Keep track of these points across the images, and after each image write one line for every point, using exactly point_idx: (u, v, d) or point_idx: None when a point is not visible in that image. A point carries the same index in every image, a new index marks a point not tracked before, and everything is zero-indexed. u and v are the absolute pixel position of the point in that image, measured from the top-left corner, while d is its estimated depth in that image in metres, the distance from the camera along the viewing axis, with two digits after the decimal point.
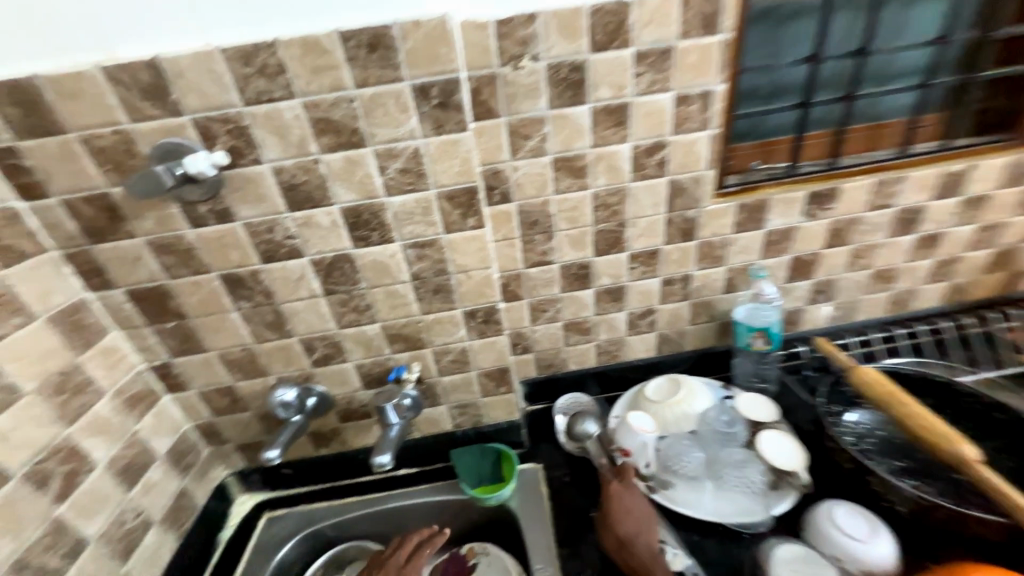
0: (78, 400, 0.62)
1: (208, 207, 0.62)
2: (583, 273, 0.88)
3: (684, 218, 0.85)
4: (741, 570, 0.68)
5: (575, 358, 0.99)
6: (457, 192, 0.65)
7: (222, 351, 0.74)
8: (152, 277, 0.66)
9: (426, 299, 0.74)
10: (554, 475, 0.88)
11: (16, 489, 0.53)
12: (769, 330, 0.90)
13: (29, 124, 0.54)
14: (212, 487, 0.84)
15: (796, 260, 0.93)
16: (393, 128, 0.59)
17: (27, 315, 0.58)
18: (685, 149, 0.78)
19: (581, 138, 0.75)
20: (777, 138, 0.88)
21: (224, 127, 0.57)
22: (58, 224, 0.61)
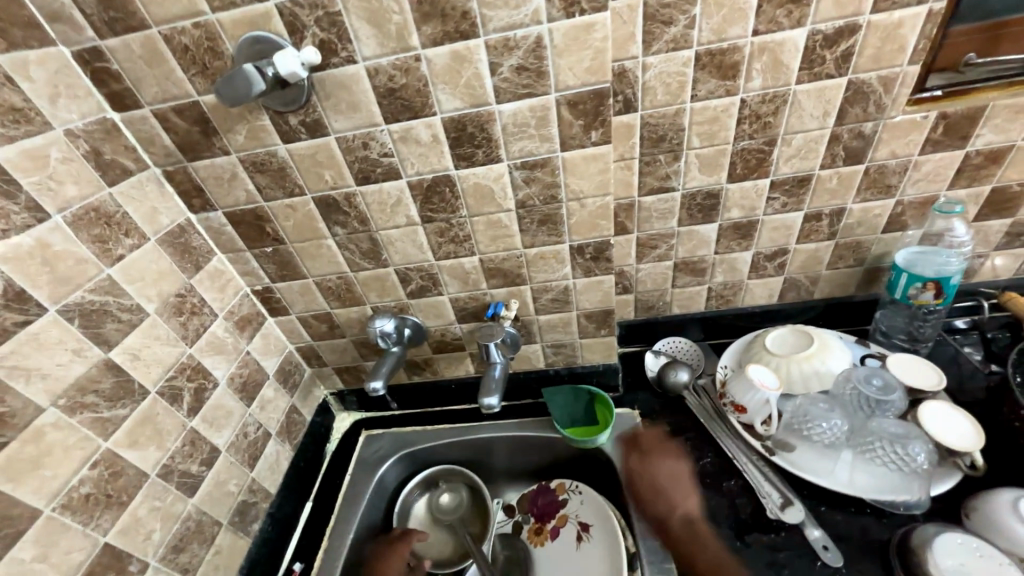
0: (195, 321, 0.63)
1: (298, 118, 0.55)
2: (709, 203, 0.74)
3: (857, 134, 0.66)
4: (882, 550, 0.60)
5: (679, 301, 0.88)
6: (583, 97, 0.52)
7: (320, 278, 0.72)
8: (249, 198, 0.62)
9: (531, 230, 0.65)
10: (654, 423, 0.82)
11: (154, 403, 0.55)
12: (945, 280, 0.71)
13: (111, 18, 0.48)
14: (316, 404, 0.89)
15: (1000, 191, 0.71)
16: (512, 10, 0.47)
17: (139, 236, 0.56)
18: (884, 35, 0.57)
19: (740, 22, 0.57)
20: (1010, 19, 0.63)
21: (314, 15, 0.47)
22: (154, 139, 0.57)
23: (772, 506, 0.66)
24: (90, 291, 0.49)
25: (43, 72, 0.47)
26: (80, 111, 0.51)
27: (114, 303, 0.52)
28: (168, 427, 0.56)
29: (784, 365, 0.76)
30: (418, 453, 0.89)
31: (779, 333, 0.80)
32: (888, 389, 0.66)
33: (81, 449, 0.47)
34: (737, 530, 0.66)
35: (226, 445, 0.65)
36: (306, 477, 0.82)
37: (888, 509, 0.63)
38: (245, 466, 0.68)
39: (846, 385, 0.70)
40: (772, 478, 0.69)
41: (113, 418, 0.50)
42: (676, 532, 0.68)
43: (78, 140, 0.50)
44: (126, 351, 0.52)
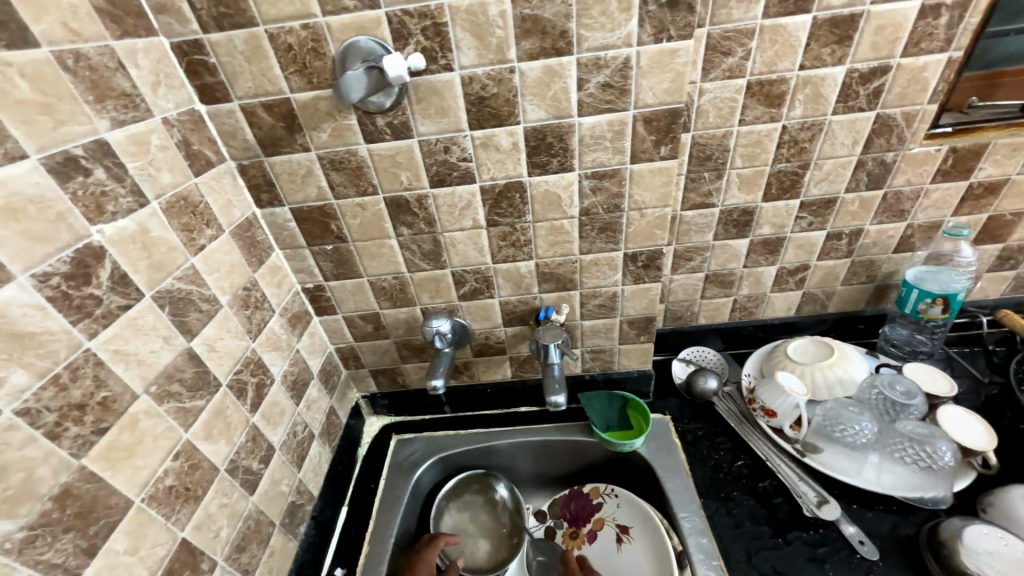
0: (258, 316, 0.62)
1: (385, 120, 0.57)
2: (744, 219, 0.80)
3: (879, 162, 0.73)
4: (912, 544, 0.65)
5: (706, 312, 0.93)
6: (659, 114, 0.57)
7: (374, 278, 0.73)
8: (320, 195, 0.63)
9: (589, 238, 0.68)
10: (686, 427, 0.86)
11: (225, 396, 0.54)
12: (952, 296, 0.78)
13: (220, 14, 0.49)
14: (349, 407, 0.88)
15: (995, 219, 0.80)
16: (607, 32, 0.51)
17: (217, 228, 0.56)
18: (910, 77, 0.65)
19: (789, 57, 0.63)
20: (1011, 68, 0.71)
21: (421, 24, 0.50)
22: (235, 133, 0.57)
23: (808, 504, 0.71)
24: (178, 279, 0.49)
25: (147, 60, 0.48)
26: (174, 101, 0.51)
27: (196, 292, 0.51)
28: (236, 422, 0.56)
29: (809, 372, 0.81)
30: (452, 458, 0.89)
31: (801, 343, 0.86)
32: (910, 395, 0.73)
33: (167, 439, 0.46)
34: (778, 528, 0.69)
35: (281, 443, 0.64)
36: (342, 481, 0.81)
37: (913, 506, 0.69)
38: (294, 466, 0.67)
39: (870, 390, 0.76)
40: (807, 479, 0.73)
41: (192, 409, 0.49)
42: (722, 531, 0.71)
43: (172, 129, 0.51)
44: (205, 341, 0.52)
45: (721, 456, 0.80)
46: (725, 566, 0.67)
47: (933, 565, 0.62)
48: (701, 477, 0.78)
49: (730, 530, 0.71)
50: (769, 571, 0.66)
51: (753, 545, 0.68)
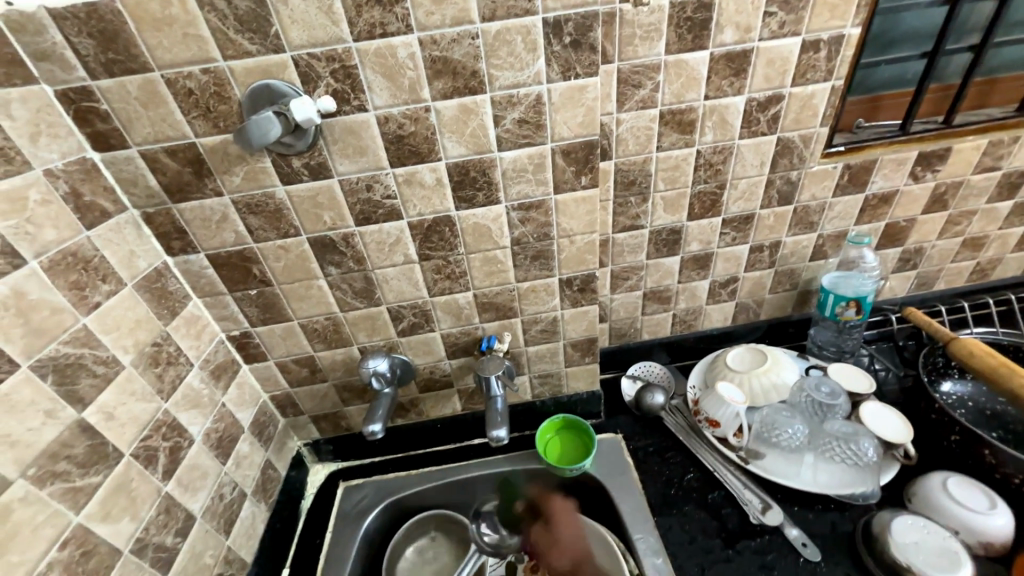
0: (172, 372, 0.57)
1: (302, 161, 0.56)
2: (673, 238, 0.83)
3: (786, 180, 0.79)
4: (851, 540, 0.69)
5: (648, 328, 0.95)
6: (576, 146, 0.59)
7: (305, 321, 0.70)
8: (238, 240, 0.60)
9: (524, 266, 0.69)
10: (638, 445, 0.86)
11: (129, 468, 0.50)
12: (863, 299, 0.85)
13: (109, 60, 0.47)
14: (290, 458, 0.82)
15: (892, 226, 0.88)
16: (517, 72, 0.53)
17: (116, 282, 0.52)
18: (802, 104, 0.71)
19: (695, 89, 0.68)
20: (884, 93, 0.81)
21: (329, 67, 0.50)
22: (137, 180, 0.54)
23: (754, 511, 0.73)
24: (65, 343, 0.45)
25: (24, 110, 0.45)
26: (60, 151, 0.48)
27: (89, 355, 0.47)
28: (143, 495, 0.51)
29: (746, 380, 0.84)
30: (404, 501, 0.84)
31: (737, 352, 0.89)
32: (835, 395, 0.77)
33: (51, 526, 0.41)
34: (728, 539, 0.71)
35: (203, 510, 0.59)
36: (283, 540, 0.75)
37: (848, 503, 0.73)
38: (222, 533, 0.62)
39: (800, 392, 0.80)
40: (752, 487, 0.76)
41: (85, 488, 0.45)
42: None
43: (58, 181, 0.47)
44: (101, 410, 0.47)
45: (672, 471, 0.81)
46: None
47: (870, 561, 0.65)
48: (655, 495, 0.78)
49: (685, 546, 0.72)
50: None
51: (706, 560, 0.70)
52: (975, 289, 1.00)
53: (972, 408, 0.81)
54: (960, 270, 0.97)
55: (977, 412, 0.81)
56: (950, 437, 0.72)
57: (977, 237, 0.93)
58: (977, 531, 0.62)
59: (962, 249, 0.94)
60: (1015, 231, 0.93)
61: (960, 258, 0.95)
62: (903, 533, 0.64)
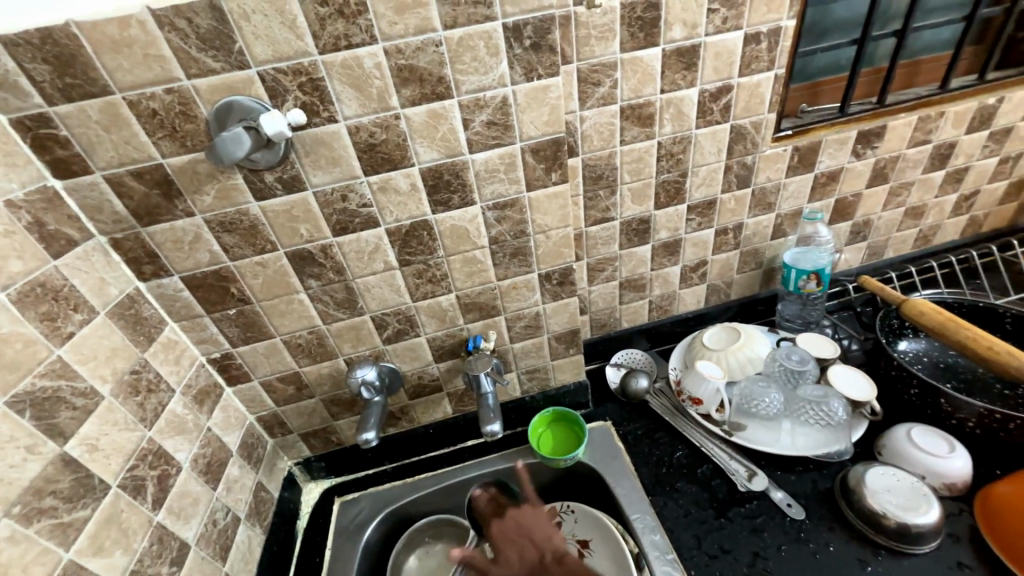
0: (154, 399, 0.56)
1: (274, 175, 0.56)
2: (643, 227, 0.86)
3: (743, 165, 0.84)
4: (832, 495, 0.73)
5: (628, 316, 0.98)
6: (544, 144, 0.61)
7: (288, 336, 0.69)
8: (213, 259, 0.60)
9: (503, 264, 0.70)
10: (627, 430, 0.89)
11: (117, 500, 0.49)
12: (821, 271, 0.90)
13: (66, 85, 0.46)
14: (281, 478, 0.80)
15: (841, 201, 0.94)
16: (482, 76, 0.55)
17: (88, 311, 0.51)
18: (749, 93, 0.76)
19: (651, 84, 0.72)
20: (823, 79, 0.87)
21: (296, 80, 0.50)
22: (102, 205, 0.53)
23: (741, 479, 0.77)
24: (41, 376, 0.44)
25: None
26: (19, 181, 0.47)
27: (66, 388, 0.47)
28: (134, 525, 0.50)
29: (724, 357, 0.88)
30: (402, 509, 0.84)
31: (712, 331, 0.93)
32: (804, 361, 0.82)
33: (42, 564, 0.41)
34: (719, 509, 0.75)
35: (196, 537, 0.58)
36: (281, 562, 0.73)
37: (824, 461, 0.77)
38: (218, 560, 0.61)
39: (773, 362, 0.85)
40: (737, 456, 0.80)
41: (74, 522, 0.44)
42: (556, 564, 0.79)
43: (20, 212, 0.46)
44: (83, 442, 0.47)
45: (662, 451, 0.84)
46: (679, 557, 0.70)
47: (849, 512, 0.70)
48: (647, 475, 0.81)
49: (680, 520, 0.74)
50: (717, 551, 0.70)
51: (700, 531, 0.73)
52: (921, 255, 1.08)
53: (927, 362, 0.88)
54: (905, 238, 1.05)
55: (933, 365, 0.87)
56: (909, 390, 0.77)
57: (917, 206, 1.00)
58: (939, 473, 0.69)
59: (906, 219, 1.01)
60: (949, 198, 1.01)
61: (905, 227, 1.03)
62: (877, 485, 0.68)
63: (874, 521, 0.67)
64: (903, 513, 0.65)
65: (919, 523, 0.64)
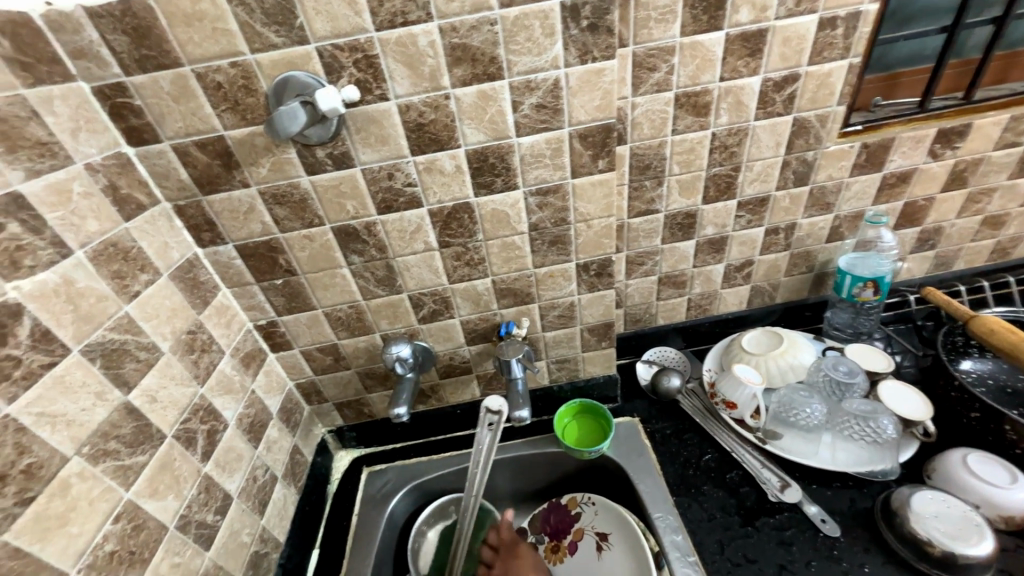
0: (206, 359, 0.60)
1: (326, 151, 0.57)
2: (688, 222, 0.83)
3: (802, 161, 0.79)
4: (871, 516, 0.70)
5: (664, 313, 0.95)
6: (593, 130, 0.59)
7: (330, 309, 0.71)
8: (265, 230, 0.62)
9: (541, 251, 0.70)
10: (655, 428, 0.87)
11: (171, 448, 0.53)
12: (881, 279, 0.84)
13: (142, 56, 0.48)
14: (316, 444, 0.84)
15: (910, 205, 0.87)
16: (535, 57, 0.53)
17: (153, 272, 0.54)
18: (818, 83, 0.71)
19: (710, 70, 0.68)
20: (903, 70, 0.80)
21: (352, 57, 0.51)
22: (168, 173, 0.56)
23: (773, 489, 0.74)
24: (111, 329, 0.48)
25: (65, 107, 0.47)
26: (97, 146, 0.50)
27: (133, 341, 0.50)
28: (185, 473, 0.54)
29: (763, 361, 0.85)
30: (426, 484, 0.86)
31: (753, 335, 0.89)
32: (854, 374, 0.77)
33: (106, 501, 0.45)
34: (747, 517, 0.72)
35: (238, 490, 0.62)
36: (312, 521, 0.77)
37: (866, 480, 0.74)
38: (256, 513, 0.65)
39: (818, 372, 0.80)
40: (770, 466, 0.77)
41: (134, 466, 0.48)
42: None
43: (97, 175, 0.49)
44: (145, 392, 0.51)
45: (690, 452, 0.83)
46: (701, 561, 0.69)
47: (890, 535, 0.66)
48: (673, 476, 0.80)
49: (704, 524, 0.73)
50: (742, 559, 0.68)
51: (725, 536, 0.71)
52: (994, 270, 0.99)
53: (992, 386, 0.81)
54: (980, 250, 0.96)
55: (998, 390, 0.80)
56: (970, 414, 0.72)
57: (997, 215, 0.91)
58: (997, 505, 0.64)
59: (982, 228, 0.93)
60: None
61: (980, 238, 0.94)
62: (925, 512, 0.64)
63: (918, 547, 0.63)
64: (951, 543, 0.61)
65: (969, 554, 0.60)
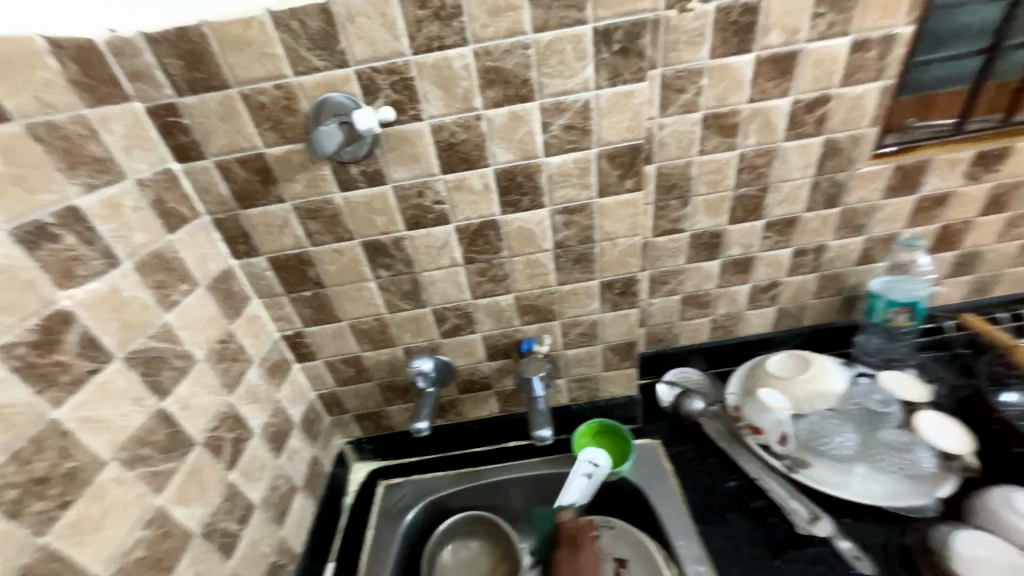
0: (235, 368, 0.61)
1: (359, 168, 0.59)
2: (713, 242, 0.82)
3: (832, 183, 0.77)
4: (909, 554, 0.66)
5: (687, 333, 0.94)
6: (621, 151, 0.60)
7: (355, 321, 0.72)
8: (296, 243, 0.64)
9: (566, 269, 0.70)
10: (677, 451, 0.85)
11: (200, 456, 0.54)
12: (916, 304, 0.82)
13: (193, 78, 0.51)
14: (334, 454, 0.84)
15: (946, 229, 0.84)
16: (566, 79, 0.54)
17: (191, 282, 0.56)
18: (849, 105, 0.70)
19: (739, 91, 0.68)
20: (936, 92, 0.79)
21: (388, 79, 0.53)
22: (209, 188, 0.58)
23: (802, 521, 0.71)
24: (151, 337, 0.50)
25: (120, 125, 0.50)
26: (147, 162, 0.53)
27: (170, 349, 0.52)
28: (212, 481, 0.55)
29: (791, 387, 0.79)
30: (442, 500, 0.85)
31: (778, 357, 0.84)
32: (887, 404, 0.76)
33: (139, 506, 0.46)
34: (775, 549, 0.70)
35: (260, 500, 0.63)
36: (328, 533, 0.77)
37: (903, 515, 0.71)
38: (277, 523, 0.65)
39: (851, 401, 0.79)
40: (798, 496, 0.74)
41: (165, 472, 0.49)
42: None
43: (145, 189, 0.52)
44: (178, 400, 0.52)
45: (714, 478, 0.80)
46: None
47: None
48: (696, 502, 0.77)
49: (729, 554, 0.70)
50: None
51: (752, 569, 0.68)
52: None
53: None
54: (1021, 275, 0.92)
55: None
56: (1015, 449, 0.69)
57: None
58: None
59: None
60: None
61: (1022, 263, 0.90)
62: (970, 555, 0.60)
63: None
64: None
65: None
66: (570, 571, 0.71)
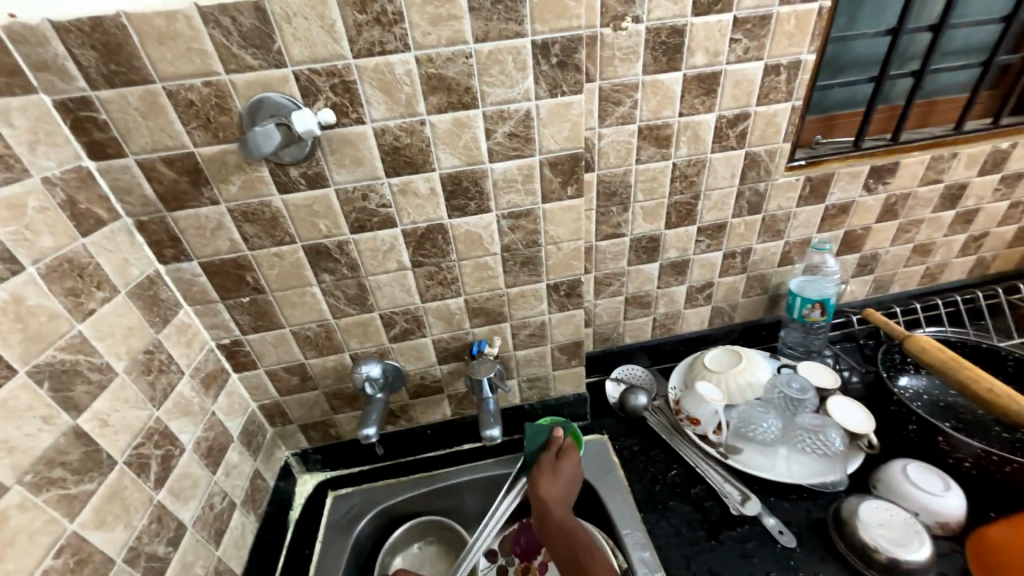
0: (163, 380, 0.58)
1: (299, 170, 0.57)
2: (652, 246, 0.88)
3: (755, 191, 0.85)
4: (824, 526, 0.73)
5: (631, 332, 0.99)
6: (562, 158, 0.62)
7: (298, 328, 0.70)
8: (232, 247, 0.61)
9: (513, 272, 0.72)
10: (623, 445, 0.89)
11: (122, 475, 0.50)
12: (826, 301, 0.91)
13: (110, 72, 0.48)
14: (278, 467, 0.81)
15: (850, 234, 0.95)
16: (507, 89, 0.56)
17: (110, 289, 0.52)
18: (765, 122, 0.78)
19: (670, 106, 0.73)
20: (838, 113, 0.89)
21: (328, 81, 0.52)
22: (131, 189, 0.55)
23: (735, 503, 0.77)
24: (62, 349, 0.46)
25: (22, 119, 0.46)
26: (56, 159, 0.49)
27: (85, 362, 0.48)
28: (136, 502, 0.51)
29: (723, 379, 0.88)
30: (393, 507, 0.84)
31: (714, 352, 0.93)
32: (804, 390, 0.82)
33: (48, 533, 0.42)
34: (711, 531, 0.75)
35: (193, 519, 0.59)
36: (272, 550, 0.74)
37: (819, 491, 0.78)
38: (212, 543, 0.62)
39: (774, 389, 0.85)
40: (731, 480, 0.80)
41: (80, 495, 0.45)
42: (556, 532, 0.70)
43: (54, 189, 0.48)
44: (95, 416, 0.48)
45: (656, 468, 0.85)
46: None
47: (841, 544, 0.70)
48: (641, 492, 0.81)
49: (670, 539, 0.75)
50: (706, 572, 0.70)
51: (691, 551, 0.73)
52: (925, 293, 1.09)
53: (926, 401, 0.88)
54: (912, 274, 1.06)
55: (931, 403, 0.87)
56: (908, 426, 0.78)
57: (926, 243, 1.01)
58: (933, 512, 0.69)
59: (914, 255, 1.02)
60: (957, 238, 1.02)
61: (912, 264, 1.03)
62: (870, 520, 0.68)
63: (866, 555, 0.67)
64: (893, 548, 0.65)
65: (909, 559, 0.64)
66: (551, 474, 0.74)
